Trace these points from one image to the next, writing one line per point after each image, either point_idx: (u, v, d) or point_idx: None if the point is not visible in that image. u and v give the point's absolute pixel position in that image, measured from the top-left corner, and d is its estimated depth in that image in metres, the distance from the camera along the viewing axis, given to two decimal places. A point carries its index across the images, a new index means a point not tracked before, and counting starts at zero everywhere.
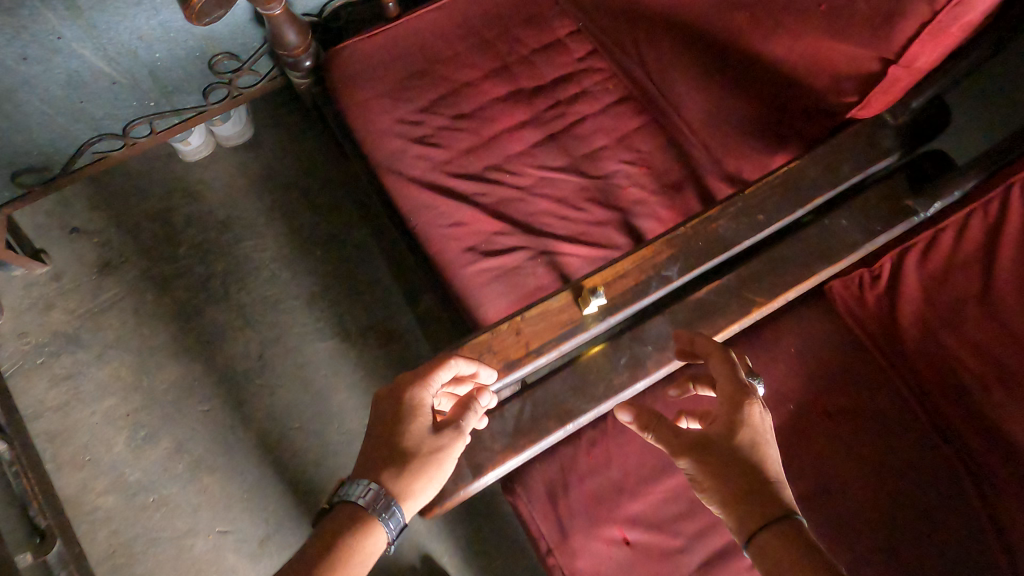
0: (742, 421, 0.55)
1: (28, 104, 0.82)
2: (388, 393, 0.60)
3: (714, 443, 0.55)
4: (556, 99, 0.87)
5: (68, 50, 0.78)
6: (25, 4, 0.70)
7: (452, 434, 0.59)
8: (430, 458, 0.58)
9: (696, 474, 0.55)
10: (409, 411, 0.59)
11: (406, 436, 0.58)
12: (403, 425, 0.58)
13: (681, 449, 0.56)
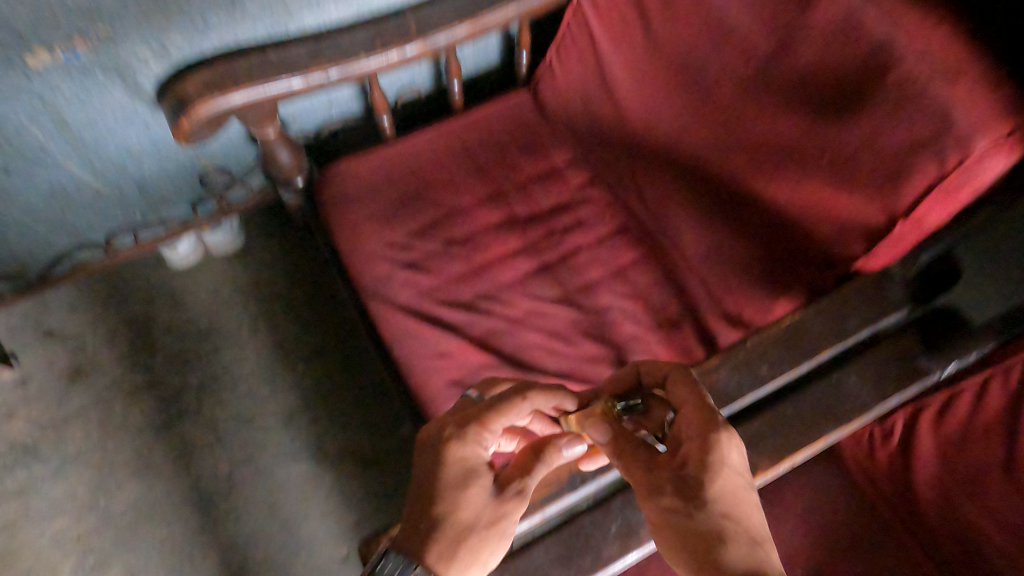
0: (717, 452, 0.49)
1: (7, 214, 0.80)
2: (428, 443, 0.55)
3: (688, 477, 0.49)
4: (552, 228, 0.85)
5: (53, 164, 0.77)
6: (10, 120, 0.69)
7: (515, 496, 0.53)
8: (498, 522, 0.52)
9: (657, 504, 0.49)
10: (468, 472, 0.53)
11: (463, 500, 0.52)
12: (465, 482, 0.53)
13: (639, 483, 0.50)
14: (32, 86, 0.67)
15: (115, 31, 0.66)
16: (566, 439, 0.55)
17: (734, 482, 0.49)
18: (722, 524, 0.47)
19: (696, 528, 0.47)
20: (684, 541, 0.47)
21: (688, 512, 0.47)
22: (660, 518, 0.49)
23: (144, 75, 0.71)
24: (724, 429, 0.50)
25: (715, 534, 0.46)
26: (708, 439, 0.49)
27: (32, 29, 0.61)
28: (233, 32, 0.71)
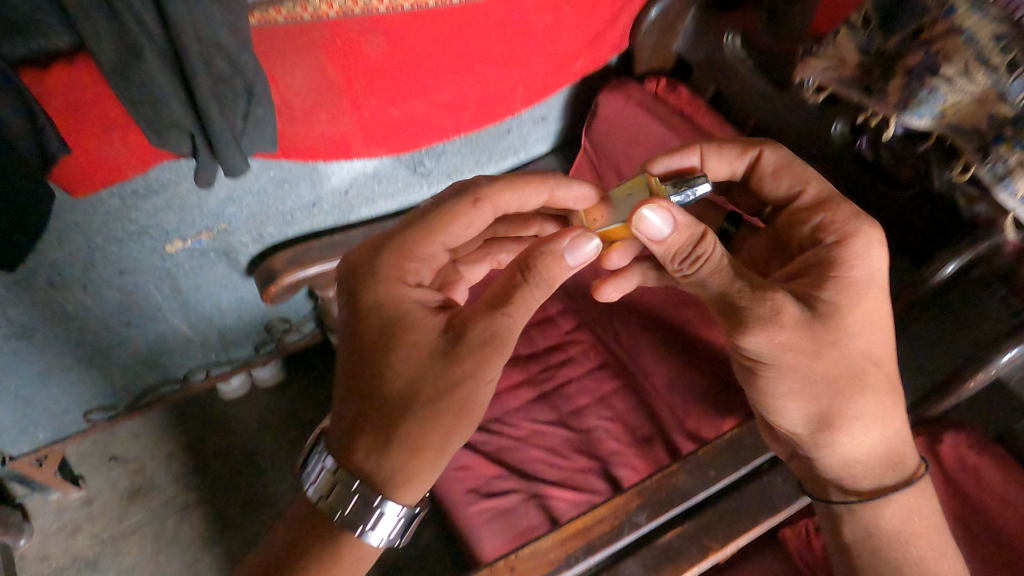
0: (843, 275, 0.60)
1: (118, 356, 1.01)
2: (356, 289, 0.61)
3: (816, 292, 0.60)
4: (548, 364, 1.07)
5: (162, 318, 0.99)
6: (142, 288, 0.92)
7: (459, 359, 0.55)
8: (445, 356, 0.56)
9: (773, 327, 0.57)
10: (408, 325, 0.57)
11: (394, 361, 0.56)
12: (396, 326, 0.57)
13: (730, 305, 0.59)
14: (165, 264, 0.91)
15: (231, 225, 0.90)
16: (569, 240, 0.58)
17: (855, 289, 0.60)
18: (839, 349, 0.59)
19: (823, 343, 0.58)
20: (800, 359, 0.58)
21: (807, 355, 0.58)
22: (765, 335, 0.58)
23: (243, 253, 0.96)
24: (868, 231, 0.61)
25: (834, 360, 0.59)
26: (837, 255, 0.61)
27: (177, 227, 0.86)
28: (310, 221, 0.97)
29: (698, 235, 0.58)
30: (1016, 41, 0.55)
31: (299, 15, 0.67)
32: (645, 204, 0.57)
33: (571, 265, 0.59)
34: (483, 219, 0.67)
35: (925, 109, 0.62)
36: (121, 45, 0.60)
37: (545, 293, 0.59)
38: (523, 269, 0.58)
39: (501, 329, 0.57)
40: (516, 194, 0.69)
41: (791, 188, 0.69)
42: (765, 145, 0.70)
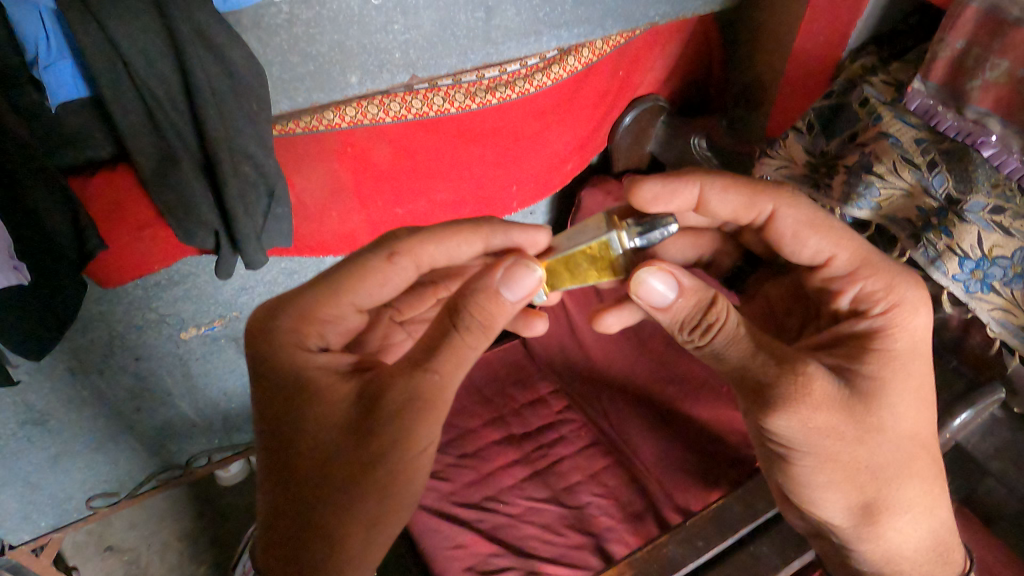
0: (882, 348, 0.58)
1: (125, 441, 1.05)
2: (265, 366, 0.56)
3: (853, 367, 0.58)
4: (541, 442, 1.11)
5: (170, 402, 1.04)
6: (155, 373, 0.98)
7: (374, 432, 0.49)
8: (358, 429, 0.50)
9: (809, 406, 0.53)
10: (317, 397, 0.53)
11: (316, 439, 0.51)
12: (300, 399, 0.53)
13: (750, 379, 0.55)
14: (178, 350, 0.97)
15: (243, 313, 0.97)
16: (501, 273, 0.55)
17: (890, 366, 0.58)
18: (883, 431, 0.56)
19: (863, 427, 0.55)
20: (839, 444, 0.54)
21: (846, 437, 0.54)
22: (799, 418, 0.53)
23: None
24: (914, 299, 0.59)
25: (875, 444, 0.55)
26: (876, 328, 0.59)
27: (193, 315, 0.92)
28: None
29: (707, 300, 0.57)
30: (932, 145, 0.65)
31: (315, 126, 0.79)
32: (648, 269, 0.57)
33: (513, 299, 0.55)
34: (405, 276, 0.66)
35: (865, 201, 0.71)
36: (161, 154, 0.69)
37: (481, 339, 0.54)
38: (455, 321, 0.53)
39: (423, 389, 0.50)
40: (443, 245, 0.67)
41: (819, 252, 0.64)
42: (779, 203, 0.63)
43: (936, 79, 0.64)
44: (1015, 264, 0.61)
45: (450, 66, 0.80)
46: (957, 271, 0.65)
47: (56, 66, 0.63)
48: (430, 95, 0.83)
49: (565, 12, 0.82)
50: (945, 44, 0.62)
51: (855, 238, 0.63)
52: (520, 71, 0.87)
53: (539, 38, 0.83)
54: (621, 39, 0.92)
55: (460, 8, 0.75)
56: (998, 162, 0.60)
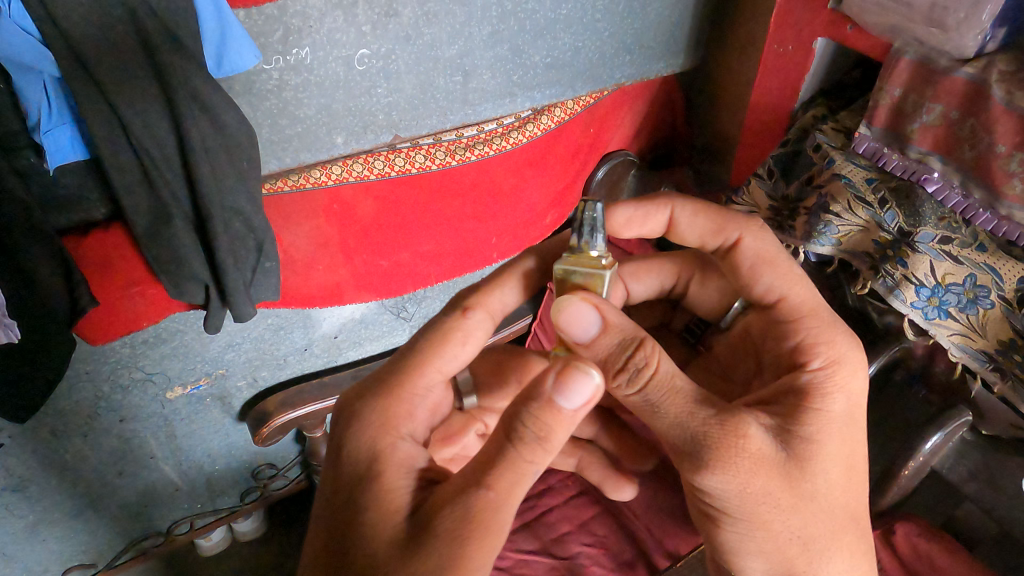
0: (820, 409, 0.51)
1: (106, 507, 1.04)
2: (346, 431, 0.50)
3: (793, 428, 0.50)
4: (529, 495, 1.06)
5: (153, 465, 1.04)
6: (139, 435, 0.98)
7: (420, 554, 0.41)
8: (406, 550, 0.41)
9: (742, 468, 0.47)
10: (375, 497, 0.45)
11: (359, 541, 0.43)
12: (361, 499, 0.45)
13: (684, 435, 0.49)
14: (164, 410, 0.97)
15: (229, 370, 0.98)
16: (555, 380, 0.46)
17: (831, 429, 0.51)
18: (816, 499, 0.51)
19: (801, 495, 0.50)
20: (772, 510, 0.50)
21: (777, 503, 0.49)
22: (732, 476, 0.48)
23: (237, 397, 1.02)
24: (854, 360, 0.54)
25: (810, 511, 0.51)
26: (813, 383, 0.52)
27: (179, 374, 0.93)
28: (302, 364, 1.05)
29: (635, 341, 0.49)
30: (881, 183, 0.71)
31: (302, 184, 0.82)
32: (574, 300, 0.48)
33: (573, 408, 0.45)
34: (486, 331, 0.58)
35: (825, 238, 0.75)
36: (155, 212, 0.72)
37: (540, 454, 0.45)
38: (511, 431, 0.45)
39: (479, 507, 0.42)
40: (509, 288, 0.60)
41: (771, 289, 0.59)
42: (745, 231, 0.61)
43: (879, 124, 0.70)
44: (966, 289, 0.65)
45: (431, 126, 0.85)
46: (914, 298, 0.68)
47: (56, 130, 0.66)
48: (412, 152, 0.88)
49: (537, 75, 0.88)
50: (884, 92, 0.69)
51: (810, 285, 0.59)
52: (497, 130, 0.93)
53: (513, 99, 0.89)
54: (590, 99, 0.98)
55: (439, 73, 0.81)
56: (941, 197, 0.65)
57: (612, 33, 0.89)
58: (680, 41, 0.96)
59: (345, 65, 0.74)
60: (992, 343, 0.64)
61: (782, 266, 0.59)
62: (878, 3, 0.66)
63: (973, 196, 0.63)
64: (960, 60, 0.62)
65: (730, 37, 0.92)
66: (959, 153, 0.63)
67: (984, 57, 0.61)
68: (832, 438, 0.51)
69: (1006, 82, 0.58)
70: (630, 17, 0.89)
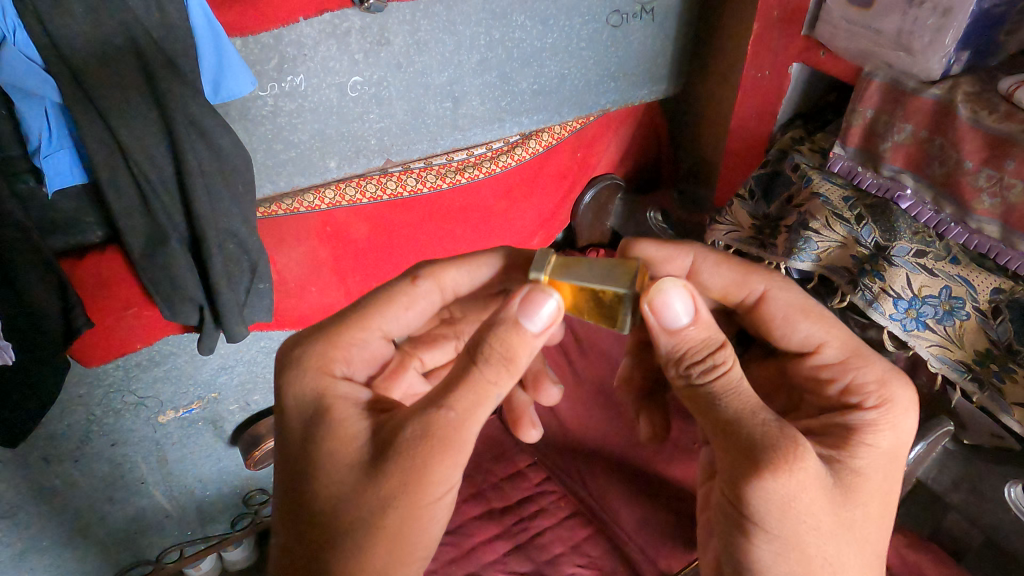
0: (869, 444, 0.50)
1: (95, 535, 1.03)
2: (292, 379, 0.50)
3: (835, 455, 0.49)
4: (522, 515, 0.95)
5: (144, 491, 1.03)
6: (130, 459, 0.98)
7: (384, 472, 0.43)
8: (369, 467, 0.43)
9: (796, 483, 0.44)
10: (331, 428, 0.46)
11: (324, 466, 0.45)
12: (319, 431, 0.46)
13: (740, 437, 0.46)
14: (155, 434, 0.97)
15: (221, 394, 0.98)
16: (520, 301, 0.46)
17: (876, 463, 0.50)
18: (852, 528, 0.48)
19: (841, 521, 0.47)
20: (811, 531, 0.46)
21: (816, 525, 0.45)
22: (785, 488, 0.44)
23: (229, 421, 1.03)
24: (906, 400, 0.52)
25: (841, 542, 0.47)
26: (862, 422, 0.51)
27: (171, 398, 0.94)
28: None
29: (716, 343, 0.50)
30: (858, 201, 0.74)
31: (296, 208, 0.84)
32: (676, 282, 0.49)
33: (536, 331, 0.46)
34: (431, 303, 0.59)
35: (806, 253, 0.76)
36: (152, 234, 0.73)
37: (503, 375, 0.45)
38: (474, 354, 0.45)
39: (435, 428, 0.43)
40: (465, 268, 0.60)
41: (809, 337, 0.58)
42: (771, 283, 0.59)
43: (853, 144, 0.74)
44: (942, 301, 0.67)
45: (422, 151, 0.88)
46: (892, 310, 0.69)
47: (56, 154, 0.68)
48: (403, 176, 0.90)
49: (524, 101, 0.91)
50: (857, 113, 0.72)
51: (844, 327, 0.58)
52: (486, 154, 0.95)
53: (502, 125, 0.91)
54: (576, 124, 1.01)
55: (429, 99, 0.83)
56: (915, 212, 0.68)
57: (597, 61, 0.92)
58: (662, 69, 1.00)
59: (339, 91, 0.76)
60: (970, 353, 0.66)
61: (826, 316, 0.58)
62: (849, 30, 0.69)
63: (944, 211, 0.66)
64: (926, 83, 0.65)
65: (712, 63, 0.96)
66: (930, 170, 0.67)
67: (950, 79, 0.64)
68: (869, 474, 0.49)
69: (971, 102, 0.61)
70: (615, 46, 0.92)
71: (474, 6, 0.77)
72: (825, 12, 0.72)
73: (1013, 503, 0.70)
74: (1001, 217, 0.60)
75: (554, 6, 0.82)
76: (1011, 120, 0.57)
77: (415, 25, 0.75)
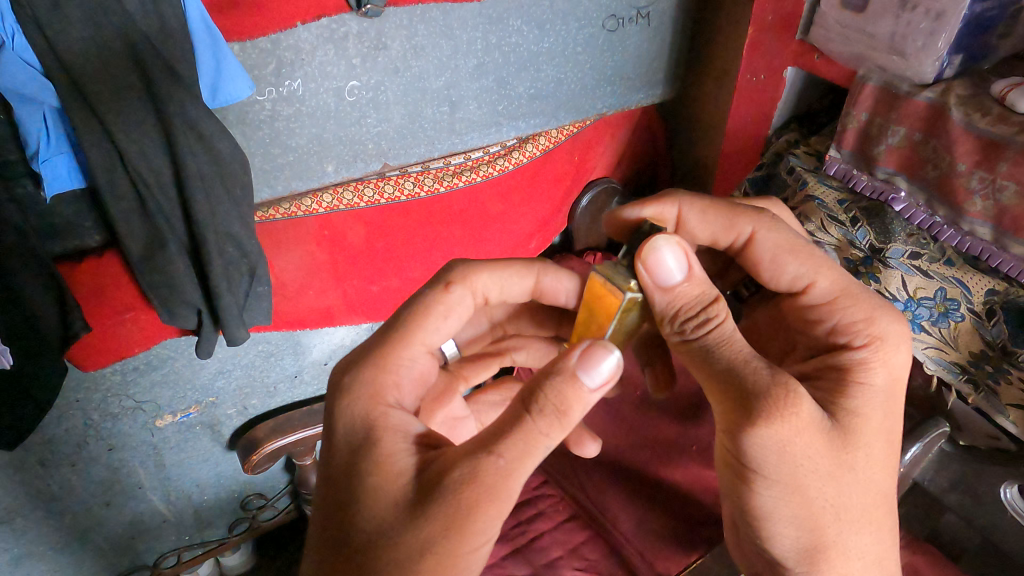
0: (862, 383, 0.50)
1: (91, 539, 1.02)
2: (346, 402, 0.50)
3: (831, 401, 0.50)
4: (519, 518, 0.94)
5: (141, 495, 1.03)
6: (128, 463, 0.98)
7: (426, 514, 0.42)
8: (412, 508, 0.43)
9: (789, 428, 0.45)
10: (378, 463, 0.46)
11: (365, 501, 0.44)
12: (364, 464, 0.46)
13: (734, 383, 0.47)
14: (153, 438, 0.97)
15: (219, 398, 0.98)
16: (579, 354, 0.46)
17: (872, 403, 0.50)
18: (854, 471, 0.49)
19: (842, 464, 0.48)
20: (809, 474, 0.47)
21: (813, 467, 0.47)
22: (779, 435, 0.45)
23: (227, 425, 1.03)
24: (896, 334, 0.52)
25: (844, 483, 0.49)
26: (853, 363, 0.51)
27: (169, 402, 0.94)
28: (292, 393, 1.06)
29: (710, 298, 0.50)
30: (852, 203, 0.74)
31: (293, 212, 0.85)
32: (669, 240, 0.48)
33: (592, 386, 0.46)
34: (464, 307, 0.59)
35: None
36: (149, 238, 0.73)
37: (554, 427, 0.45)
38: (529, 402, 0.45)
39: (485, 475, 0.42)
40: (494, 273, 0.61)
41: (798, 277, 0.57)
42: (759, 224, 0.58)
43: (847, 147, 0.74)
44: (938, 303, 0.67)
45: (419, 155, 0.88)
46: None
47: (54, 159, 0.68)
48: (401, 180, 0.91)
49: (522, 105, 0.91)
50: (852, 117, 0.72)
51: (836, 267, 0.56)
52: (483, 158, 0.96)
53: (499, 129, 0.92)
54: (573, 128, 1.02)
55: (426, 104, 0.83)
56: (908, 215, 0.69)
57: (594, 66, 0.93)
58: (658, 73, 1.00)
59: (336, 96, 0.77)
60: (965, 355, 0.66)
61: (812, 254, 0.57)
62: (843, 34, 0.70)
63: (937, 214, 0.66)
64: (920, 86, 0.65)
65: (707, 68, 0.96)
66: (922, 173, 0.67)
67: (943, 82, 0.64)
68: (866, 413, 0.49)
69: (964, 105, 0.61)
70: (611, 51, 0.93)
71: (471, 12, 0.78)
72: (819, 17, 0.72)
73: (1009, 504, 0.71)
74: (993, 219, 0.60)
75: (551, 11, 0.83)
76: (1003, 123, 0.58)
77: (413, 31, 0.76)
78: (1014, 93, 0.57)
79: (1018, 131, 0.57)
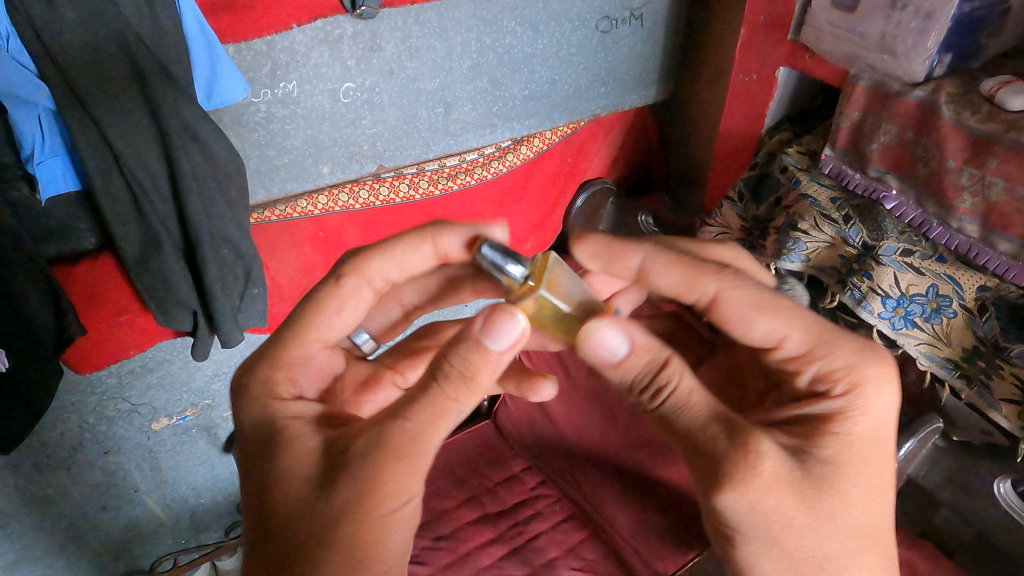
0: (839, 434, 0.47)
1: (87, 545, 1.02)
2: (247, 399, 0.50)
3: (807, 447, 0.47)
4: (516, 518, 0.94)
5: (137, 499, 1.03)
6: (123, 467, 0.97)
7: (338, 485, 0.41)
8: (325, 480, 0.42)
9: (753, 490, 0.43)
10: (285, 447, 0.45)
11: (279, 485, 0.43)
12: (273, 450, 0.45)
13: (698, 458, 0.45)
14: (148, 441, 0.97)
15: (215, 401, 0.99)
16: (483, 322, 0.46)
17: (850, 451, 0.47)
18: (835, 521, 0.46)
19: (817, 513, 0.45)
20: (786, 530, 0.45)
21: (786, 521, 0.45)
22: (744, 499, 0.44)
23: (223, 428, 1.03)
24: (878, 378, 0.49)
25: (824, 532, 0.46)
26: (833, 412, 0.49)
27: (165, 405, 0.94)
28: None
29: (660, 363, 0.48)
30: (845, 202, 0.75)
31: (290, 213, 0.85)
32: (598, 326, 0.48)
33: (500, 349, 0.45)
34: (363, 297, 0.58)
35: (795, 255, 0.78)
36: (145, 241, 0.73)
37: (464, 393, 0.44)
38: (434, 373, 0.45)
39: (391, 438, 0.42)
40: (390, 256, 0.59)
41: (769, 333, 0.52)
42: (721, 283, 0.53)
43: (841, 145, 0.75)
44: (930, 299, 0.68)
45: (414, 157, 0.88)
46: (881, 309, 0.71)
47: (48, 162, 0.68)
48: (396, 182, 0.91)
49: (516, 106, 0.91)
50: (844, 115, 0.73)
51: (812, 316, 0.52)
52: (478, 159, 0.96)
53: (493, 130, 0.92)
54: (567, 129, 1.02)
55: (420, 104, 0.84)
56: (901, 213, 0.69)
57: (587, 67, 0.93)
58: (652, 73, 1.01)
59: (331, 98, 0.77)
60: (958, 351, 0.66)
61: (779, 309, 0.52)
62: (834, 34, 0.71)
63: (928, 211, 0.66)
64: (910, 84, 0.66)
65: (700, 69, 0.97)
66: (913, 172, 0.68)
67: (933, 81, 0.65)
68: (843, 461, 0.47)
69: (954, 103, 0.62)
70: (604, 51, 0.93)
71: (466, 13, 0.78)
72: (810, 17, 0.73)
73: (1001, 500, 0.71)
74: (983, 216, 0.61)
75: (544, 13, 0.83)
76: (992, 121, 0.59)
77: (407, 32, 0.76)
78: (1003, 90, 0.58)
79: (1007, 128, 0.57)
